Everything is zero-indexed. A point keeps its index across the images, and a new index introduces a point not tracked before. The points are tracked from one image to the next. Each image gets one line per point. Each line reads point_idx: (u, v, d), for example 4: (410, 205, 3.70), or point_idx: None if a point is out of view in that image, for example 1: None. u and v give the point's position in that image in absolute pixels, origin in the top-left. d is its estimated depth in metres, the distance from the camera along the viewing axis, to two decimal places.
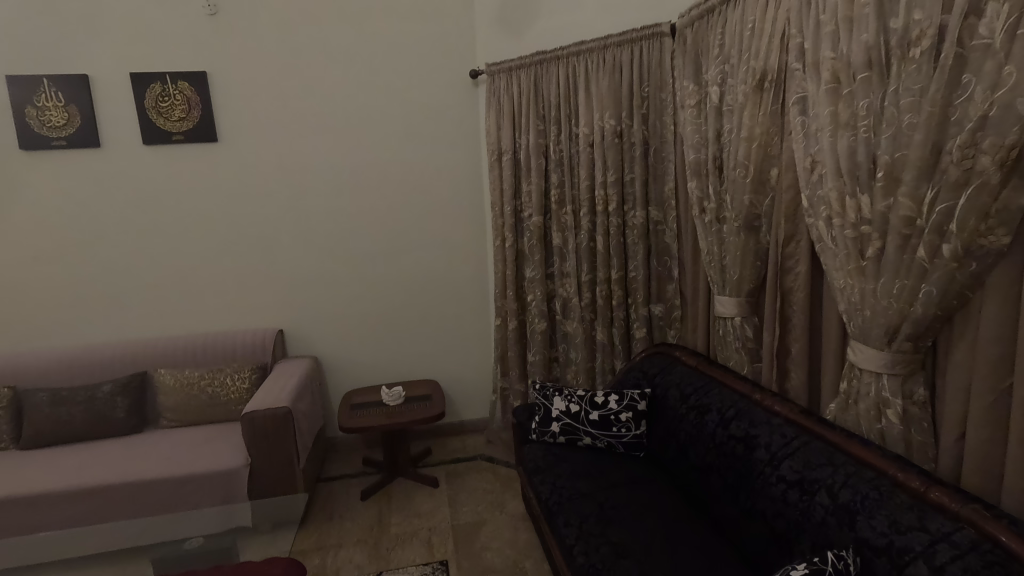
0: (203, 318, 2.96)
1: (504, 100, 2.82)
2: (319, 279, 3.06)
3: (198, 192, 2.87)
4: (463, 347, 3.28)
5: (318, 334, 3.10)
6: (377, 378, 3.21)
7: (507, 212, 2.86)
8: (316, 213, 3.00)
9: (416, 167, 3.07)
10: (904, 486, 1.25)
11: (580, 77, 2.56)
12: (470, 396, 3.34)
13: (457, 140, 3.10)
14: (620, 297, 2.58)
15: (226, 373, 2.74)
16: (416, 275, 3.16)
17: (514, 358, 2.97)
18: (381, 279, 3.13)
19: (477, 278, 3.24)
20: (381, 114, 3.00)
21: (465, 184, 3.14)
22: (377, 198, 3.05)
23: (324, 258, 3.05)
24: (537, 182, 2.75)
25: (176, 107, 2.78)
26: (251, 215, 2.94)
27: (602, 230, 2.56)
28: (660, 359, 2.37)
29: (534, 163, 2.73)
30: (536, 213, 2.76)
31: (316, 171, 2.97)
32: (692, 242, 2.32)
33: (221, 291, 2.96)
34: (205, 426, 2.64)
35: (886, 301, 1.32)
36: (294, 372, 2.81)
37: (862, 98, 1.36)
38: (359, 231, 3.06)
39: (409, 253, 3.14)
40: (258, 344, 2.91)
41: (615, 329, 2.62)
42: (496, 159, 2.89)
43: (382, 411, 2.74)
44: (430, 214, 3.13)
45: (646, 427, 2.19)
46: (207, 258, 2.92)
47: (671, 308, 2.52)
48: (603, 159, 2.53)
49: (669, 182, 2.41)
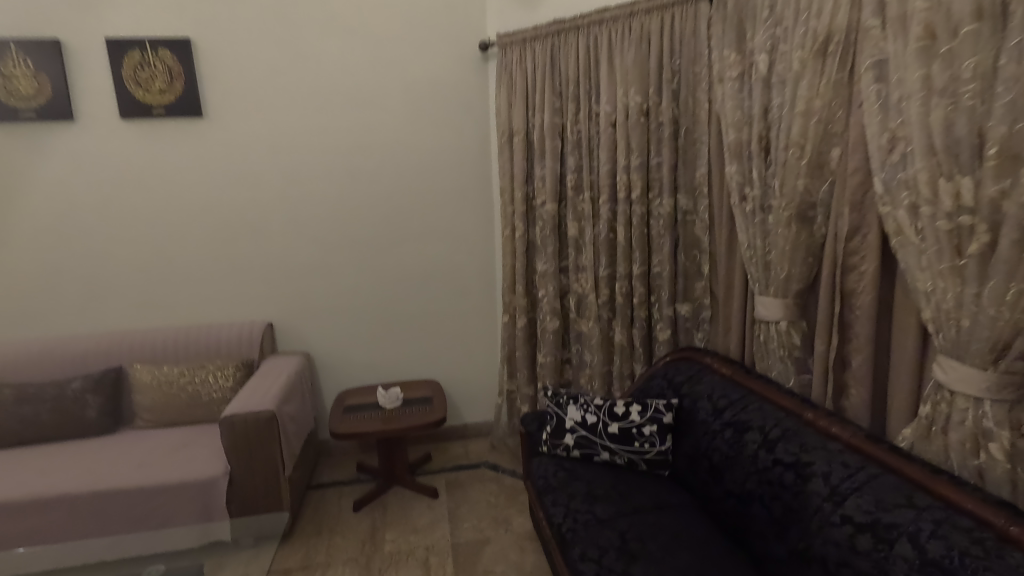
0: (187, 310, 2.74)
1: (516, 75, 2.56)
2: (314, 270, 2.82)
3: (181, 173, 2.63)
4: (467, 346, 3.04)
5: (311, 330, 2.87)
6: (373, 377, 2.98)
7: (518, 200, 2.61)
8: (311, 198, 2.76)
9: (420, 150, 2.82)
10: (1015, 543, 1.00)
11: (602, 48, 2.29)
12: (474, 398, 3.10)
13: (464, 121, 2.84)
14: (641, 294, 2.33)
15: (208, 370, 2.51)
16: (419, 268, 2.92)
17: (522, 358, 2.72)
18: (380, 271, 2.89)
19: (484, 271, 2.99)
20: (383, 91, 2.74)
21: (474, 169, 2.89)
22: (377, 183, 2.81)
23: (319, 246, 2.81)
24: (552, 166, 2.49)
25: (157, 77, 2.53)
26: (239, 199, 2.70)
27: (624, 220, 2.31)
28: (687, 365, 2.12)
29: (549, 146, 2.47)
30: (550, 200, 2.51)
31: (312, 151, 2.73)
32: (727, 235, 2.05)
33: (208, 280, 2.73)
34: (184, 429, 2.41)
35: (994, 311, 1.08)
36: (282, 371, 2.58)
37: (967, 57, 1.09)
38: (357, 218, 2.82)
39: (411, 243, 2.89)
40: (243, 339, 2.67)
41: (636, 331, 2.37)
42: (506, 141, 2.64)
43: (377, 415, 2.50)
44: (434, 201, 2.88)
45: (672, 443, 1.95)
46: (192, 245, 2.69)
47: (699, 308, 2.26)
48: (626, 140, 2.26)
49: (701, 168, 2.14)
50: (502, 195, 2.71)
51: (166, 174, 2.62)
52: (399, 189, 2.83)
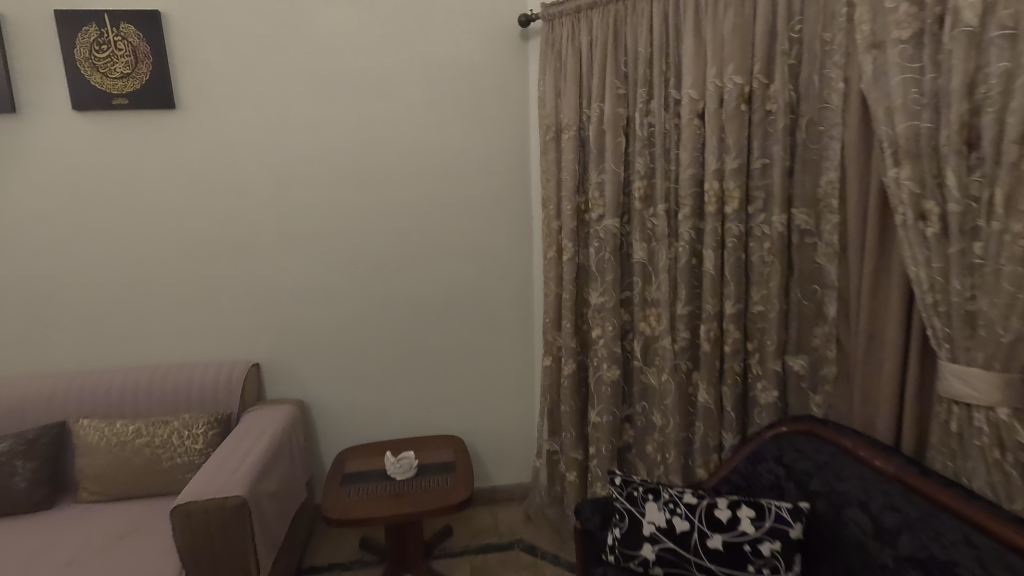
0: (156, 346, 2.23)
1: (568, 55, 2.01)
2: (312, 298, 2.29)
3: (150, 178, 2.12)
4: (498, 390, 2.48)
5: (308, 371, 2.34)
6: (383, 429, 2.43)
7: (568, 213, 2.05)
8: (310, 209, 2.23)
9: (444, 149, 2.28)
10: None
11: (687, 13, 1.72)
12: (504, 454, 2.53)
13: (498, 115, 2.29)
14: (737, 341, 1.76)
15: (172, 426, 1.97)
16: (441, 297, 2.37)
17: (569, 413, 2.15)
18: (392, 299, 2.34)
19: (520, 300, 2.43)
20: (399, 78, 2.21)
21: (508, 175, 2.34)
22: (391, 191, 2.27)
23: (320, 269, 2.28)
24: (614, 170, 1.92)
25: (118, 59, 2.03)
26: (222, 209, 2.18)
27: (712, 243, 1.74)
28: (812, 446, 1.51)
29: (610, 144, 1.91)
30: (610, 213, 1.94)
31: (312, 151, 2.20)
32: (874, 266, 1.46)
33: (182, 310, 2.22)
34: (139, 505, 1.88)
35: None
36: (266, 428, 2.02)
37: None
38: (366, 235, 2.28)
39: (431, 265, 2.34)
40: (221, 385, 2.14)
41: (727, 389, 1.79)
42: (553, 139, 2.09)
43: (387, 490, 1.94)
44: (460, 213, 2.33)
45: (802, 567, 1.35)
46: (163, 266, 2.18)
47: (819, 363, 1.66)
48: (719, 136, 1.69)
49: (826, 174, 1.56)
50: (546, 207, 2.15)
51: (132, 180, 2.12)
52: (418, 200, 2.29)
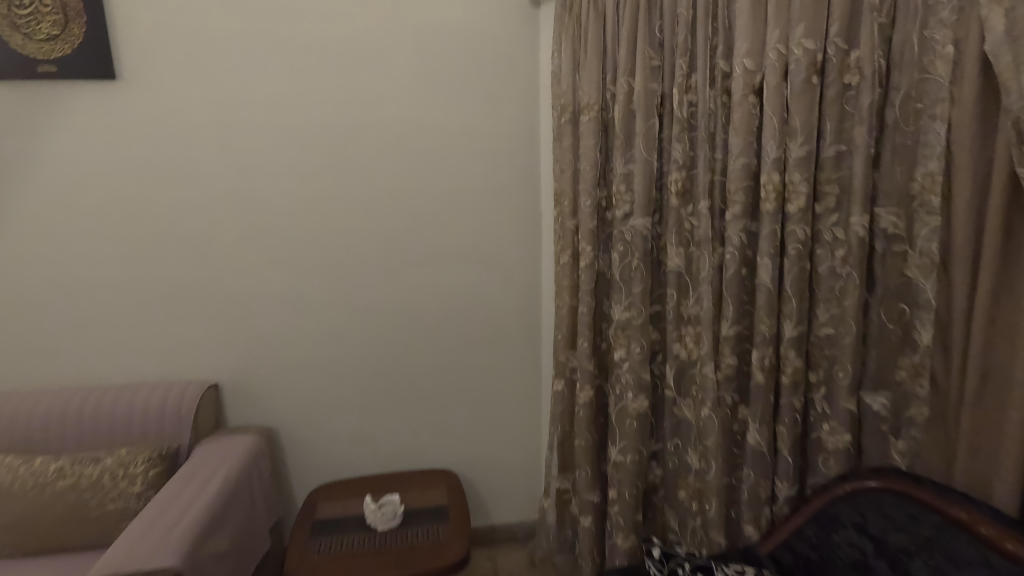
0: (97, 363, 1.88)
1: (590, 19, 1.67)
2: (283, 307, 1.94)
3: (86, 164, 1.77)
4: (501, 415, 2.15)
5: (278, 393, 1.99)
6: (366, 460, 2.09)
7: (586, 210, 1.71)
8: (280, 203, 1.88)
9: (440, 134, 1.93)
10: None
11: None
12: (507, 488, 2.20)
13: (503, 95, 1.95)
14: (797, 371, 1.43)
15: (104, 466, 1.61)
16: (436, 308, 2.03)
17: (584, 448, 1.82)
18: (378, 309, 2.00)
19: (527, 312, 2.10)
20: (388, 47, 1.86)
21: (515, 165, 2.00)
22: (377, 182, 1.92)
23: (292, 273, 1.93)
24: (644, 158, 1.58)
25: (44, 17, 1.67)
26: (175, 202, 1.83)
27: (769, 251, 1.41)
28: (907, 513, 1.18)
29: (641, 126, 1.58)
30: (639, 211, 1.60)
31: (282, 134, 1.85)
32: (994, 284, 1.12)
33: (127, 321, 1.87)
34: (60, 563, 1.53)
35: None
36: (221, 466, 1.67)
37: None
38: (347, 234, 1.93)
39: (424, 271, 2.00)
40: (168, 412, 1.78)
41: (783, 429, 1.46)
42: (570, 122, 1.76)
43: (366, 544, 1.60)
44: (458, 209, 1.99)
45: None
46: (104, 269, 1.83)
47: (904, 402, 1.33)
48: (782, 116, 1.36)
49: (924, 164, 1.23)
50: (560, 204, 1.81)
51: (64, 165, 1.76)
52: (408, 192, 1.95)
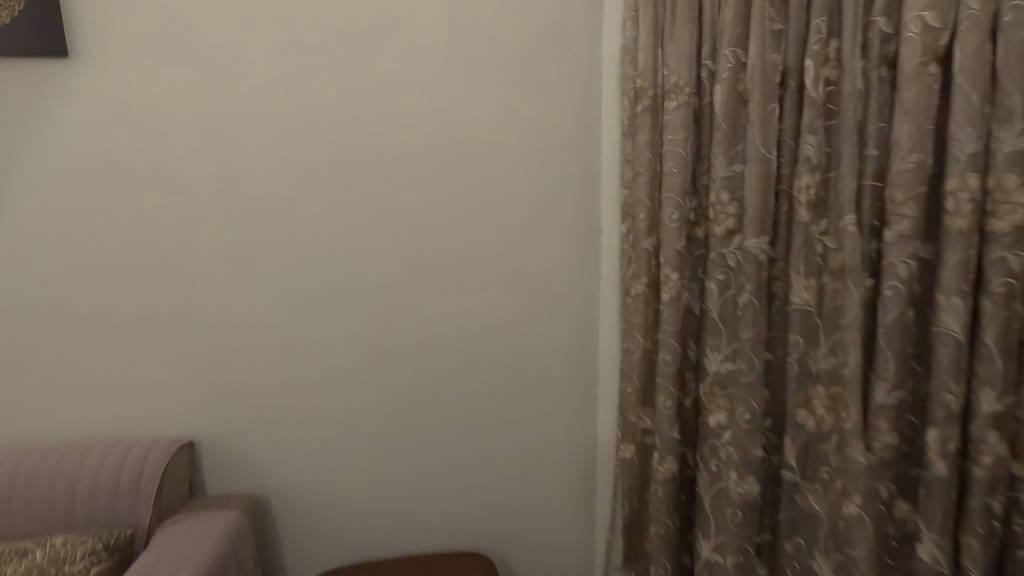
0: (46, 414, 1.50)
1: None
2: (277, 345, 1.54)
3: (29, 163, 1.40)
4: (547, 478, 1.73)
5: (270, 451, 1.59)
6: (380, 535, 1.68)
7: (671, 226, 1.30)
8: (274, 213, 1.48)
9: (475, 128, 1.53)
10: None
11: None
12: (554, 567, 1.79)
13: (556, 79, 1.55)
14: (1000, 462, 0.99)
15: (30, 561, 1.21)
16: (468, 346, 1.62)
17: (663, 537, 1.39)
18: (395, 348, 1.59)
19: (581, 351, 1.68)
20: (412, 16, 1.46)
21: (570, 168, 1.59)
22: (396, 188, 1.52)
23: (289, 302, 1.53)
24: (760, 156, 1.16)
25: None
26: (142, 212, 1.44)
27: (959, 287, 0.98)
28: None
29: (756, 113, 1.16)
30: (752, 229, 1.19)
31: (277, 126, 1.45)
32: None
33: (83, 361, 1.49)
34: None
35: None
36: (186, 559, 1.25)
37: None
38: (359, 254, 1.53)
39: (454, 299, 1.59)
40: (126, 484, 1.39)
41: (974, 543, 1.01)
42: (648, 111, 1.35)
43: None
44: (497, 222, 1.58)
45: None
46: (54, 297, 1.45)
47: None
48: (985, 93, 0.94)
49: None
50: (634, 218, 1.40)
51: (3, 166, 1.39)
52: (435, 201, 1.54)
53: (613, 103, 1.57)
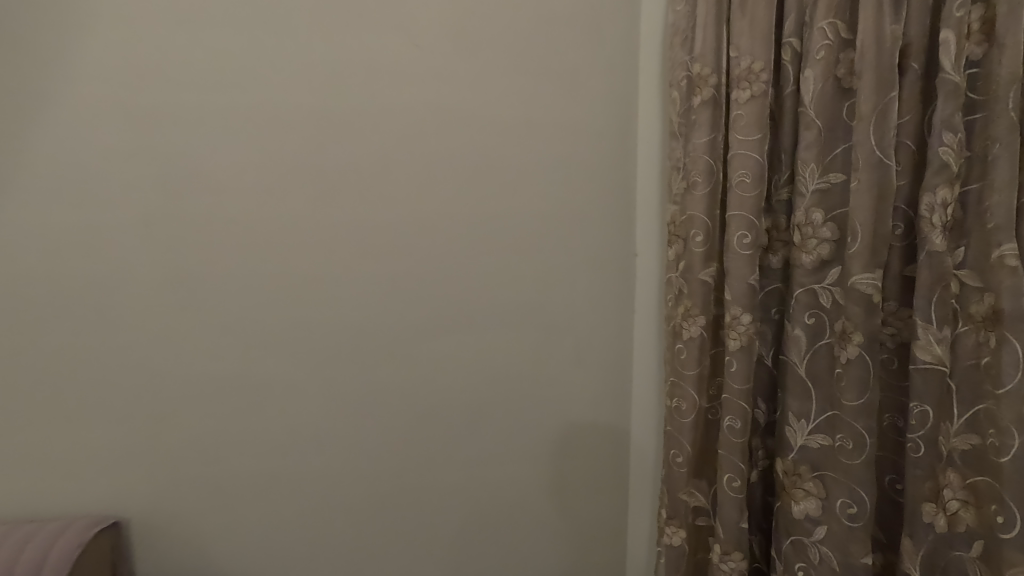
0: None
1: None
2: (223, 413, 1.12)
3: None
4: (573, 546, 1.45)
5: (206, 549, 1.17)
6: None
7: (743, 253, 1.00)
8: (217, 231, 1.05)
9: (488, 125, 1.21)
10: None
11: None
12: None
13: (585, 73, 1.27)
14: None
15: None
16: (477, 400, 1.29)
17: None
18: (386, 408, 1.22)
19: (607, 398, 1.41)
20: None
21: (602, 180, 1.32)
22: (391, 202, 1.15)
23: (240, 353, 1.11)
24: (876, 161, 0.86)
25: None
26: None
27: None
28: None
29: (870, 104, 0.86)
30: (861, 259, 0.88)
31: (223, 112, 1.03)
32: None
33: None
34: None
35: None
36: None
37: None
38: (341, 288, 1.14)
39: (462, 341, 1.25)
40: None
41: None
42: (713, 104, 1.05)
43: None
44: (517, 245, 1.26)
45: None
46: None
47: None
48: None
49: None
50: (688, 241, 1.10)
51: None
52: (441, 218, 1.19)
53: (654, 103, 1.29)
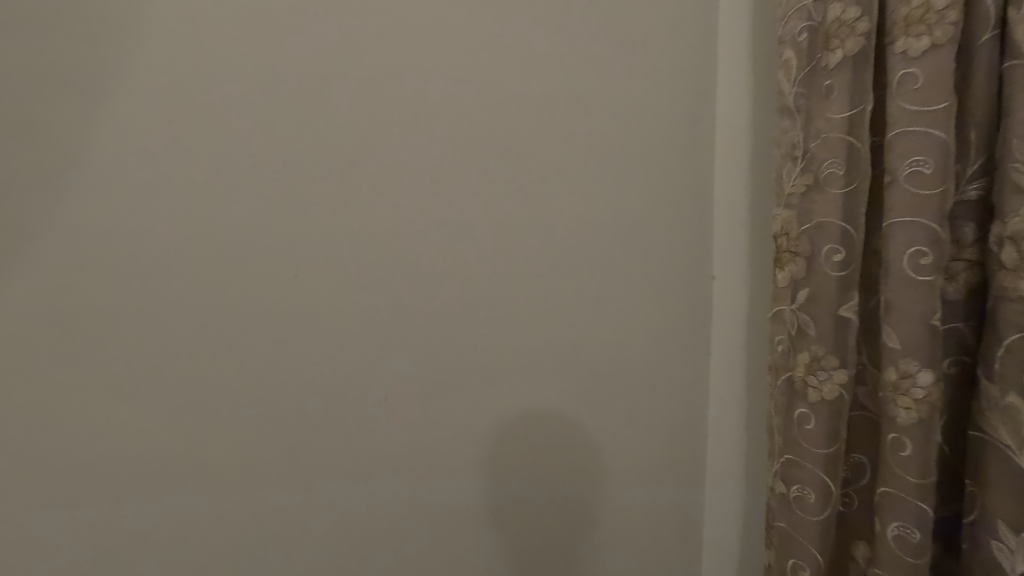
0: None
1: None
2: (130, 548, 0.67)
3: None
4: None
5: None
6: None
7: (915, 279, 0.68)
8: (128, 254, 0.64)
9: (531, 101, 0.85)
10: None
11: None
12: None
13: (657, 34, 0.94)
14: None
15: None
16: (511, 490, 0.89)
17: None
18: (385, 519, 0.80)
19: (676, 469, 1.05)
20: None
21: (672, 178, 0.98)
22: (394, 208, 0.77)
23: (161, 448, 0.67)
24: None
25: None
26: None
27: None
28: None
29: None
30: None
31: (144, 76, 0.64)
32: None
33: None
34: None
35: None
36: None
37: None
38: (317, 337, 0.74)
39: (496, 406, 0.87)
40: None
41: None
42: (857, 64, 0.72)
43: None
44: (566, 267, 0.91)
45: None
46: None
47: None
48: None
49: None
50: (815, 261, 0.78)
51: None
52: (465, 229, 0.82)
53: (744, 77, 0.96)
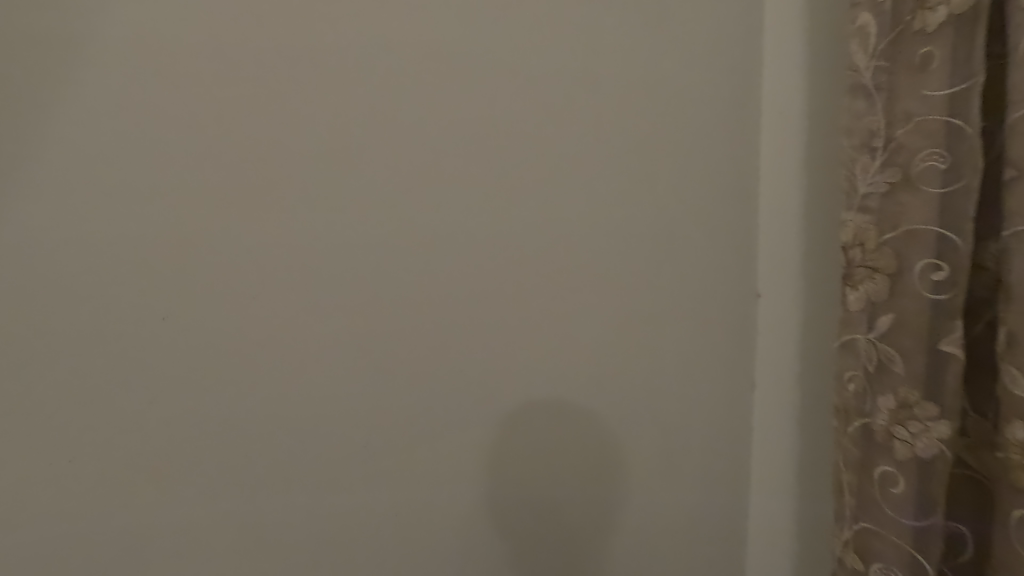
0: None
1: None
2: None
3: None
4: None
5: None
6: None
7: None
8: (97, 299, 0.57)
9: (546, 118, 0.74)
10: None
11: None
12: None
13: (692, 19, 0.79)
14: None
15: None
16: (527, 551, 0.78)
17: None
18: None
19: (713, 523, 0.89)
20: None
21: (709, 178, 0.82)
22: (368, 214, 0.66)
23: (138, 512, 0.60)
24: None
25: None
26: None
27: None
28: None
29: None
30: None
31: (114, 106, 0.57)
32: None
33: None
34: None
35: None
36: None
37: None
38: (303, 392, 0.66)
39: (492, 443, 0.75)
40: None
41: None
42: (965, 32, 0.56)
43: None
44: (578, 283, 0.77)
45: None
46: None
47: None
48: None
49: None
50: (907, 280, 0.61)
51: None
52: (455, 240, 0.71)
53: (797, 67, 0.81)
